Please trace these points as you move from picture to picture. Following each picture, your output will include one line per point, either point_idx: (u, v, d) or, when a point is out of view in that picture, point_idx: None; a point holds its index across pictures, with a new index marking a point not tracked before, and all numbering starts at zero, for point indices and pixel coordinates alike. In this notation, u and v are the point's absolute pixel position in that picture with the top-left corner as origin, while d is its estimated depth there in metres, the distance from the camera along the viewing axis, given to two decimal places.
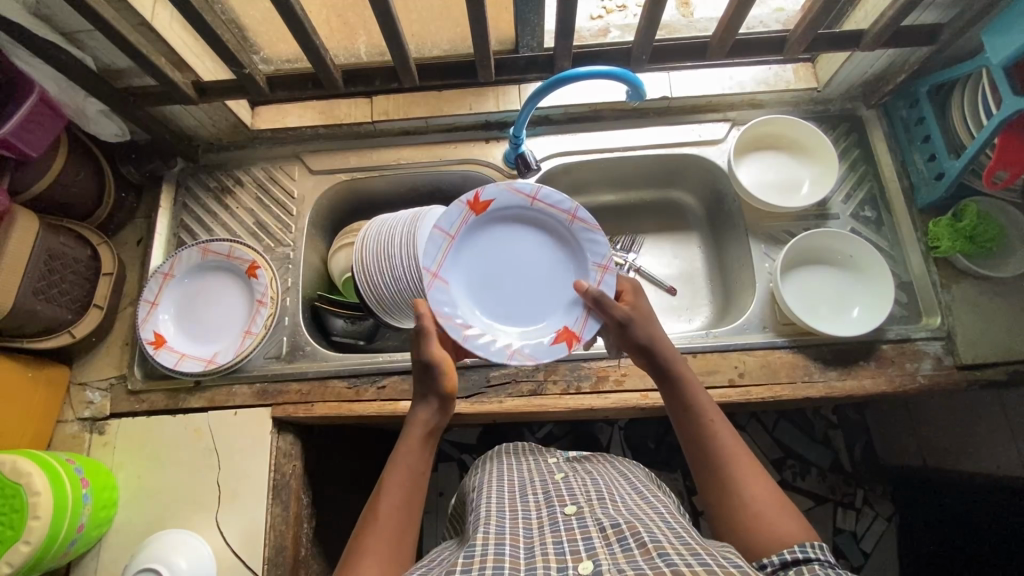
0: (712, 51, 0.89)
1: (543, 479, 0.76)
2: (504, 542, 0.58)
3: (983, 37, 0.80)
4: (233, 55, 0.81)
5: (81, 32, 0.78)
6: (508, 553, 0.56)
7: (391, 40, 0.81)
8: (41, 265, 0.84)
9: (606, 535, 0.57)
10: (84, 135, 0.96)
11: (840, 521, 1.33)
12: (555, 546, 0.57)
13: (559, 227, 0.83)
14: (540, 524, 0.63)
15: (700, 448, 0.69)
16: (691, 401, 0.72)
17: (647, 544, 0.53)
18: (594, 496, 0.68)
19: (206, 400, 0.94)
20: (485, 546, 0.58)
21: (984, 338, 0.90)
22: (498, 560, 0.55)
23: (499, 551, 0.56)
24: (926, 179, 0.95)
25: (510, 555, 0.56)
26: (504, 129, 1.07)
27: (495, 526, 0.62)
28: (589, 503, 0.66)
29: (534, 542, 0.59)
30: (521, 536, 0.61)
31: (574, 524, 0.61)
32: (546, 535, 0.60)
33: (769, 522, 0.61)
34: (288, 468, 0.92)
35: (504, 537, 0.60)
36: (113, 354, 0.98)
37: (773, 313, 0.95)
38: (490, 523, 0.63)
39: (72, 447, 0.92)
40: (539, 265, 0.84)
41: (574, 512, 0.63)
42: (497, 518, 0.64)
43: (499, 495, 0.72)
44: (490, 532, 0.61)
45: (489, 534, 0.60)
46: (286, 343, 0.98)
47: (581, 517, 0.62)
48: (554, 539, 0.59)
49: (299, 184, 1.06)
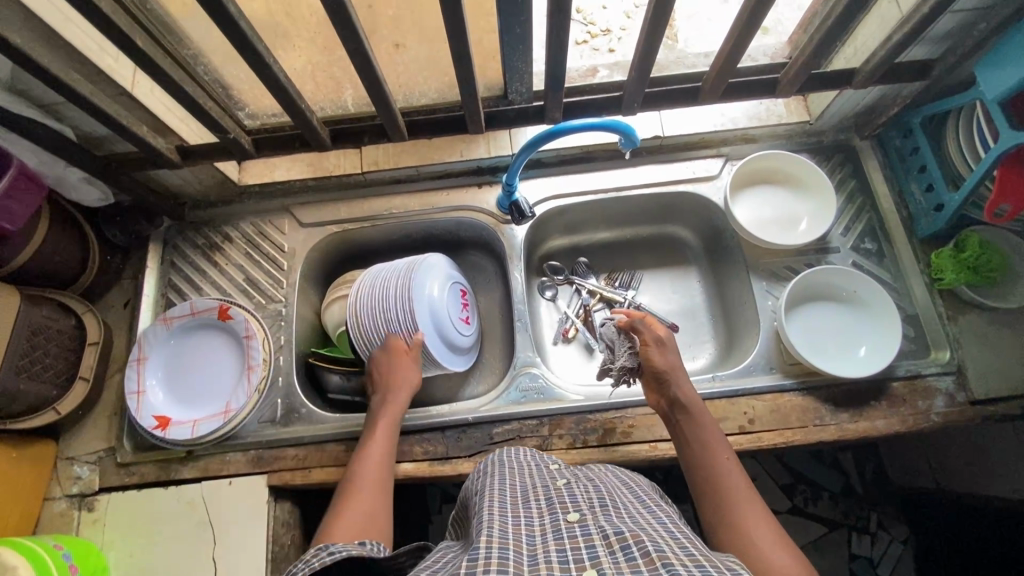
0: (705, 94, 0.88)
1: (544, 484, 0.66)
2: (508, 546, 0.51)
3: (978, 69, 0.78)
4: (217, 121, 0.79)
5: (59, 104, 0.76)
6: (512, 558, 0.50)
7: (379, 100, 0.79)
8: (23, 342, 0.81)
9: (610, 544, 0.50)
10: (66, 201, 0.93)
11: (855, 546, 1.29)
12: (557, 554, 0.50)
13: (428, 276, 0.96)
14: (542, 532, 0.55)
15: (714, 487, 0.68)
16: (706, 440, 0.74)
17: (652, 555, 0.47)
18: (598, 505, 0.60)
19: (199, 470, 0.90)
20: (488, 549, 0.51)
21: (996, 371, 0.88)
22: (501, 564, 0.48)
23: (502, 556, 0.50)
24: (926, 211, 0.94)
25: (513, 559, 0.49)
26: (496, 174, 1.05)
27: (498, 530, 0.55)
28: (592, 512, 0.58)
29: (537, 551, 0.52)
30: (522, 543, 0.53)
31: (577, 532, 0.53)
32: (549, 542, 0.52)
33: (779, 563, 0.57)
34: (287, 538, 0.90)
35: (507, 542, 0.52)
36: (100, 426, 0.94)
37: (779, 352, 0.93)
38: (492, 526, 0.55)
39: (60, 527, 0.88)
40: (436, 313, 0.95)
41: (577, 519, 0.56)
42: (500, 522, 0.57)
43: (501, 500, 0.62)
44: (494, 536, 0.54)
45: (493, 537, 0.53)
46: (280, 406, 0.94)
47: (584, 525, 0.54)
48: (557, 547, 0.51)
49: (289, 238, 1.04)
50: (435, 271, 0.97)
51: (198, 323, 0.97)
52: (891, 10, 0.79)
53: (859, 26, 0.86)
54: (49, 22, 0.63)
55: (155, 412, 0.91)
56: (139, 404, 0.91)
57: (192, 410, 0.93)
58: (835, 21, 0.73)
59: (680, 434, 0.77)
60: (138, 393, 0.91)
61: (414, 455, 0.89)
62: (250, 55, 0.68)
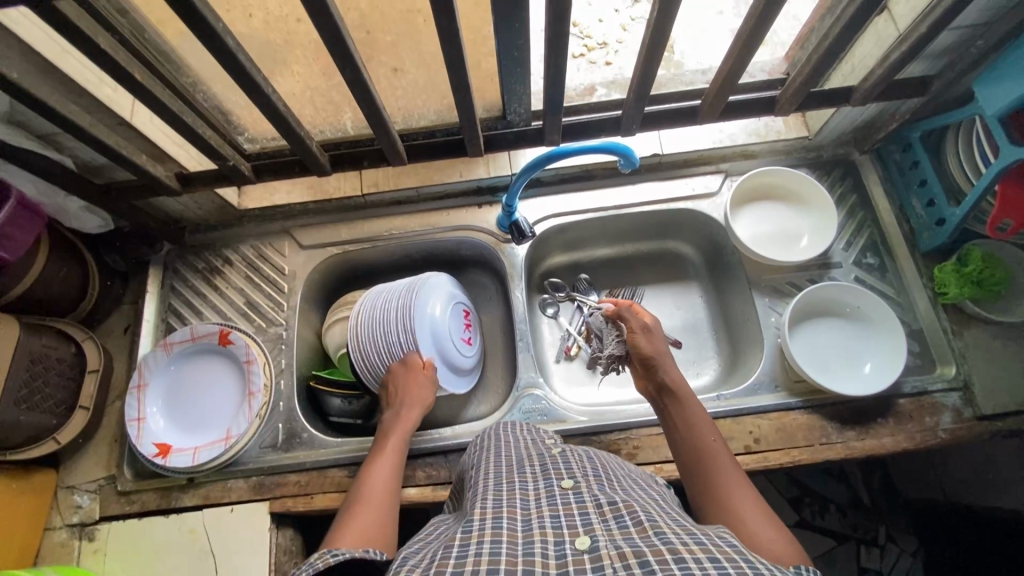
0: (704, 113, 0.88)
1: (540, 452, 0.68)
2: (503, 515, 0.53)
3: (976, 86, 0.78)
4: (216, 149, 0.79)
5: (59, 134, 0.76)
6: (505, 525, 0.51)
7: (379, 127, 0.79)
8: (23, 371, 0.81)
9: (603, 512, 0.52)
10: (66, 229, 0.93)
11: (865, 559, 1.25)
12: (552, 520, 0.52)
13: (428, 294, 0.95)
14: (536, 496, 0.57)
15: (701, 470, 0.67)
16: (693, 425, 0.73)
17: (643, 524, 0.49)
18: (592, 474, 0.62)
19: (200, 497, 0.90)
20: (482, 521, 0.52)
21: (1003, 386, 0.87)
22: (496, 534, 0.49)
23: (496, 526, 0.51)
24: (927, 225, 0.94)
25: (507, 527, 0.51)
26: (495, 193, 1.05)
27: (493, 500, 0.56)
28: (586, 480, 0.60)
29: (531, 514, 0.53)
30: (518, 508, 0.55)
31: (571, 499, 0.55)
32: (543, 508, 0.54)
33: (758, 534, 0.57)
34: (290, 566, 0.88)
35: (502, 510, 0.54)
36: (100, 453, 0.93)
37: (784, 370, 0.92)
38: (488, 496, 0.57)
39: (60, 557, 0.87)
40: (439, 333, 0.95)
41: (570, 487, 0.57)
42: (495, 491, 0.58)
43: (496, 471, 0.64)
44: (488, 507, 0.55)
45: (487, 508, 0.54)
46: (282, 431, 0.94)
47: (579, 492, 0.56)
48: (552, 512, 0.53)
49: (289, 260, 1.04)
50: (435, 290, 0.97)
51: (198, 348, 0.96)
52: (888, 28, 0.79)
53: (856, 43, 0.86)
54: (48, 57, 0.64)
55: (156, 439, 0.90)
56: (140, 432, 0.90)
57: (192, 437, 0.92)
58: (832, 41, 0.73)
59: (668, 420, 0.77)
60: (139, 420, 0.91)
61: (417, 480, 0.88)
62: (249, 86, 0.68)
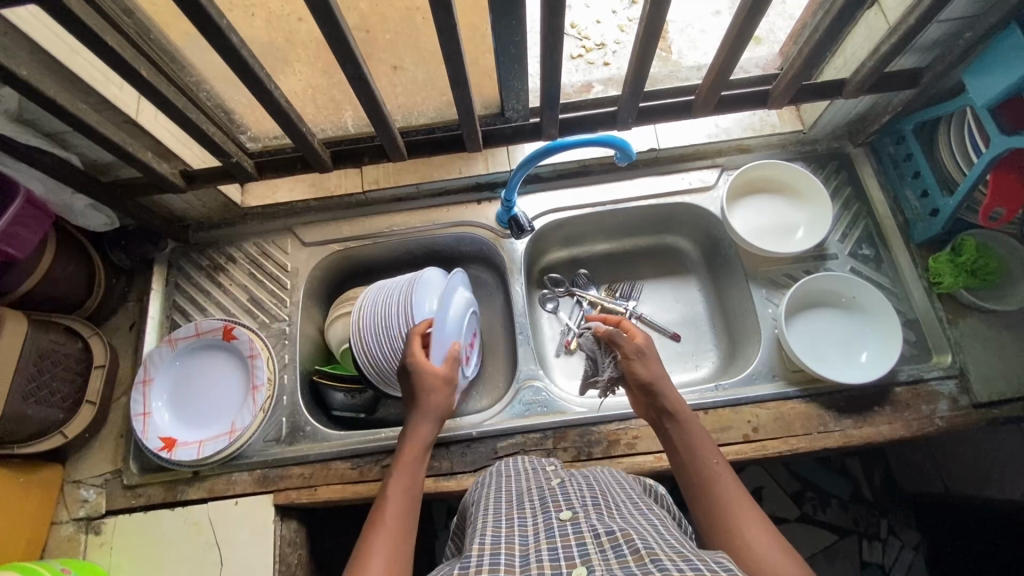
0: (698, 107, 0.89)
1: (540, 484, 0.69)
2: (500, 552, 0.54)
3: (965, 77, 0.80)
4: (220, 145, 0.81)
5: (66, 133, 0.78)
6: (504, 562, 0.52)
7: (379, 122, 0.81)
8: (30, 367, 0.82)
9: (601, 542, 0.53)
10: (72, 227, 0.95)
11: (866, 554, 1.28)
12: (549, 554, 0.53)
13: (422, 289, 0.96)
14: (535, 530, 0.58)
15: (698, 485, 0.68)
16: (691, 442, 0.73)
17: (640, 551, 0.49)
18: (591, 502, 0.62)
19: (205, 491, 0.91)
20: (480, 556, 0.53)
21: (998, 373, 0.88)
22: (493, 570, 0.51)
23: (494, 562, 0.52)
24: (921, 216, 0.95)
25: (505, 564, 0.52)
26: (495, 189, 1.06)
27: (491, 536, 0.57)
28: (585, 509, 0.60)
29: (529, 550, 0.54)
30: (516, 544, 0.56)
31: (569, 530, 0.56)
32: (541, 541, 0.55)
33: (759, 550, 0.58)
34: (294, 558, 0.89)
35: (500, 547, 0.55)
36: (106, 448, 0.95)
37: (781, 360, 0.93)
38: (485, 533, 0.58)
39: (67, 551, 0.88)
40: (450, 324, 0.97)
41: (569, 517, 0.58)
42: (494, 528, 0.60)
43: (496, 506, 0.66)
44: (487, 543, 0.56)
45: (485, 544, 0.56)
46: (285, 425, 0.95)
47: (577, 523, 0.57)
48: (549, 545, 0.54)
49: (291, 257, 1.05)
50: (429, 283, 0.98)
51: (202, 344, 0.97)
52: (878, 21, 0.81)
53: (847, 37, 0.88)
54: (56, 55, 0.65)
55: (162, 433, 0.92)
56: (146, 426, 0.92)
57: (197, 431, 0.93)
58: (822, 34, 0.74)
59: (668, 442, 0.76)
60: (145, 415, 0.92)
61: None
62: (251, 82, 0.69)
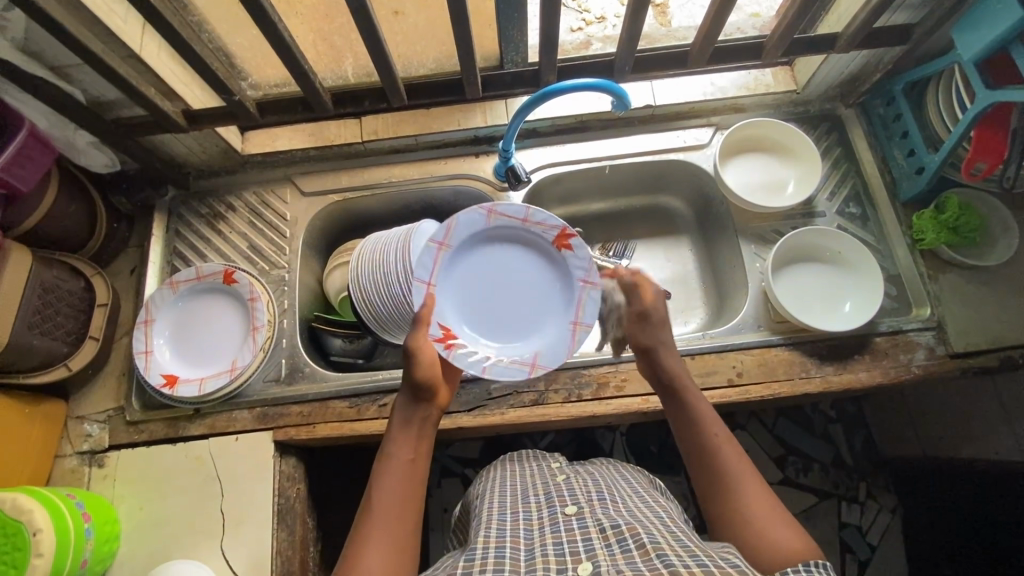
0: (693, 59, 0.91)
1: (545, 480, 0.75)
2: (505, 545, 0.59)
3: (955, 33, 0.82)
4: (223, 82, 0.82)
5: (70, 66, 0.79)
6: (508, 556, 0.57)
7: (381, 60, 0.83)
8: (35, 299, 0.84)
9: (606, 536, 0.57)
10: (74, 167, 0.96)
11: (845, 515, 1.32)
12: (555, 548, 0.57)
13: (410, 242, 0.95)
14: (540, 525, 0.63)
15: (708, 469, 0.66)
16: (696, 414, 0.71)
17: (646, 545, 0.53)
18: (595, 497, 0.67)
19: (206, 427, 0.93)
20: (485, 550, 0.58)
21: (974, 325, 0.91)
22: (498, 563, 0.55)
23: (499, 555, 0.57)
24: (908, 173, 0.97)
25: (510, 558, 0.56)
26: (493, 143, 1.08)
27: (496, 529, 0.62)
28: (590, 504, 0.65)
29: (534, 544, 0.59)
30: (522, 538, 0.61)
31: (573, 524, 0.60)
32: (546, 536, 0.60)
33: (774, 540, 0.58)
34: (293, 491, 0.92)
35: (505, 540, 0.60)
36: (109, 386, 0.97)
37: (767, 311, 0.96)
38: (491, 526, 0.63)
39: (71, 482, 0.91)
40: (494, 274, 0.89)
41: (573, 511, 0.63)
42: (498, 521, 0.64)
43: (501, 499, 0.71)
44: (491, 536, 0.61)
45: (490, 538, 0.60)
46: (284, 366, 0.97)
47: (581, 517, 0.62)
48: (554, 540, 0.58)
49: (291, 206, 1.07)
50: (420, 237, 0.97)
51: (204, 287, 0.99)
52: None
53: None
54: None
55: (163, 370, 0.94)
56: (147, 363, 0.94)
57: (199, 368, 0.96)
58: None
59: (672, 416, 0.74)
60: (146, 353, 0.94)
61: None
62: (257, 12, 0.71)
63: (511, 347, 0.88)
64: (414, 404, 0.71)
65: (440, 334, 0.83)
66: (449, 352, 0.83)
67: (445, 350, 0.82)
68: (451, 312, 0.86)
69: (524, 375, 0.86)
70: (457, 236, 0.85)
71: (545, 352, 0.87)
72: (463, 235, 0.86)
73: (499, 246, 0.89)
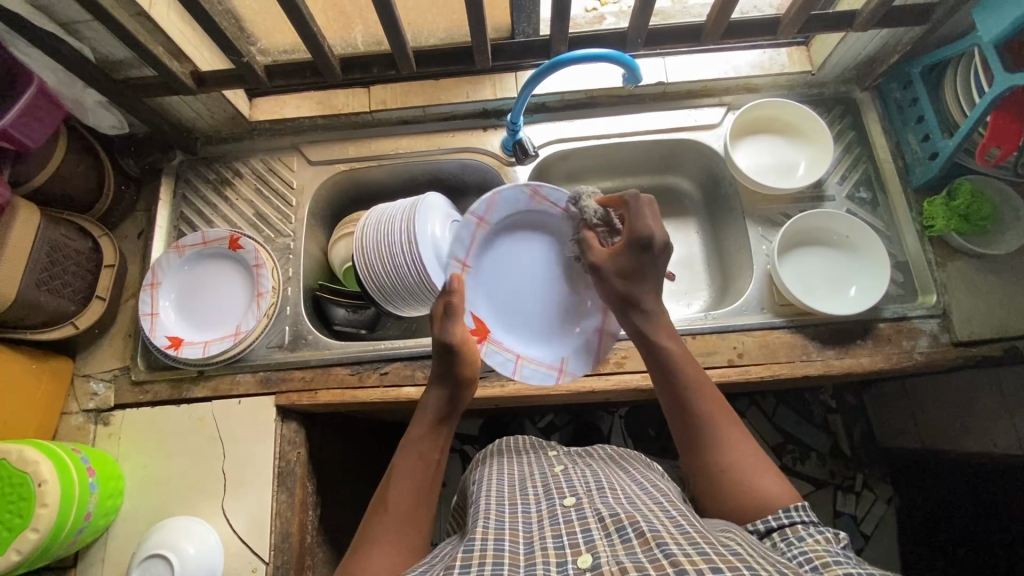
0: (707, 34, 0.90)
1: (542, 472, 0.76)
2: (504, 537, 0.59)
3: (975, 15, 0.80)
4: (232, 43, 0.82)
5: (79, 23, 0.79)
6: (507, 549, 0.57)
7: (391, 27, 0.82)
8: (42, 257, 0.85)
9: (606, 526, 0.58)
10: (82, 128, 0.96)
11: (840, 504, 1.32)
12: (554, 540, 0.58)
13: (411, 214, 0.95)
14: (539, 518, 0.63)
15: (693, 426, 0.69)
16: (678, 368, 0.72)
17: (645, 535, 0.54)
18: (593, 487, 0.68)
19: (210, 390, 0.94)
20: (484, 541, 0.58)
21: (979, 314, 0.90)
22: (498, 555, 0.55)
23: (498, 547, 0.57)
24: (921, 159, 0.96)
25: (509, 550, 0.57)
26: (501, 117, 1.07)
27: (495, 521, 0.62)
28: (588, 495, 0.66)
29: (534, 537, 0.59)
30: (520, 531, 0.61)
31: (573, 516, 0.61)
32: (545, 529, 0.60)
33: (757, 485, 0.64)
34: (293, 455, 0.93)
35: (504, 532, 0.60)
36: (115, 346, 0.98)
37: (771, 294, 0.95)
38: (488, 517, 0.63)
39: (77, 439, 0.92)
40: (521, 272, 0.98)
41: (572, 504, 0.64)
42: (496, 513, 0.64)
43: (500, 488, 0.72)
44: (489, 527, 0.61)
45: (488, 529, 0.60)
46: (288, 333, 0.98)
47: (581, 509, 0.62)
48: (554, 532, 0.59)
49: (297, 175, 1.07)
50: (425, 212, 0.96)
51: (208, 252, 1.00)
52: None
53: None
54: None
55: (168, 332, 0.95)
56: (153, 325, 0.95)
57: (204, 330, 0.97)
58: None
59: (652, 370, 0.75)
60: (152, 315, 0.95)
61: (416, 380, 0.93)
62: None
63: (537, 351, 0.95)
64: (449, 405, 0.74)
65: (474, 325, 0.93)
66: (482, 346, 0.92)
67: (479, 343, 0.92)
68: (485, 305, 0.95)
69: (552, 379, 0.93)
70: (497, 215, 0.94)
71: (573, 358, 0.94)
72: (504, 212, 0.95)
73: (528, 239, 0.98)
